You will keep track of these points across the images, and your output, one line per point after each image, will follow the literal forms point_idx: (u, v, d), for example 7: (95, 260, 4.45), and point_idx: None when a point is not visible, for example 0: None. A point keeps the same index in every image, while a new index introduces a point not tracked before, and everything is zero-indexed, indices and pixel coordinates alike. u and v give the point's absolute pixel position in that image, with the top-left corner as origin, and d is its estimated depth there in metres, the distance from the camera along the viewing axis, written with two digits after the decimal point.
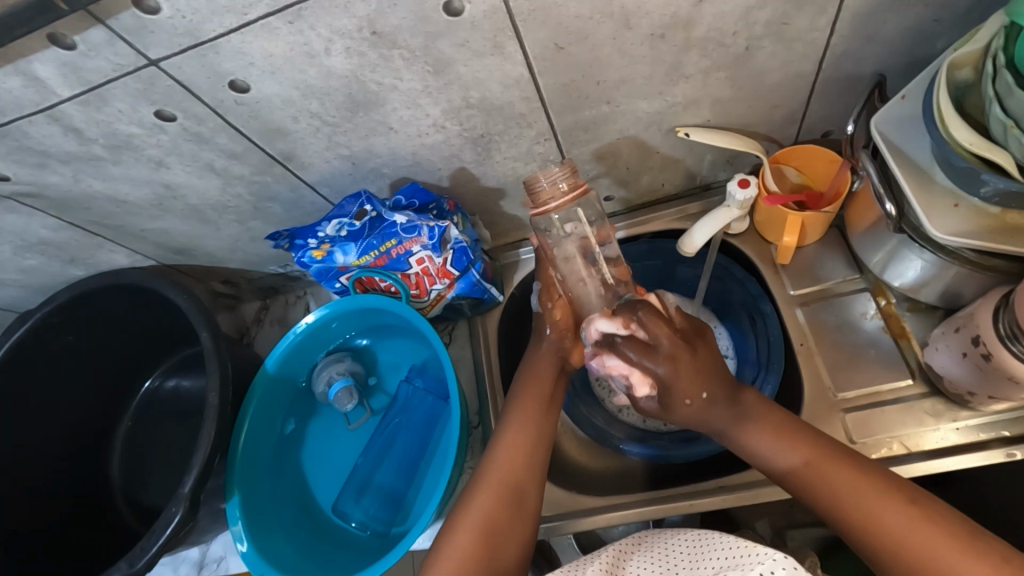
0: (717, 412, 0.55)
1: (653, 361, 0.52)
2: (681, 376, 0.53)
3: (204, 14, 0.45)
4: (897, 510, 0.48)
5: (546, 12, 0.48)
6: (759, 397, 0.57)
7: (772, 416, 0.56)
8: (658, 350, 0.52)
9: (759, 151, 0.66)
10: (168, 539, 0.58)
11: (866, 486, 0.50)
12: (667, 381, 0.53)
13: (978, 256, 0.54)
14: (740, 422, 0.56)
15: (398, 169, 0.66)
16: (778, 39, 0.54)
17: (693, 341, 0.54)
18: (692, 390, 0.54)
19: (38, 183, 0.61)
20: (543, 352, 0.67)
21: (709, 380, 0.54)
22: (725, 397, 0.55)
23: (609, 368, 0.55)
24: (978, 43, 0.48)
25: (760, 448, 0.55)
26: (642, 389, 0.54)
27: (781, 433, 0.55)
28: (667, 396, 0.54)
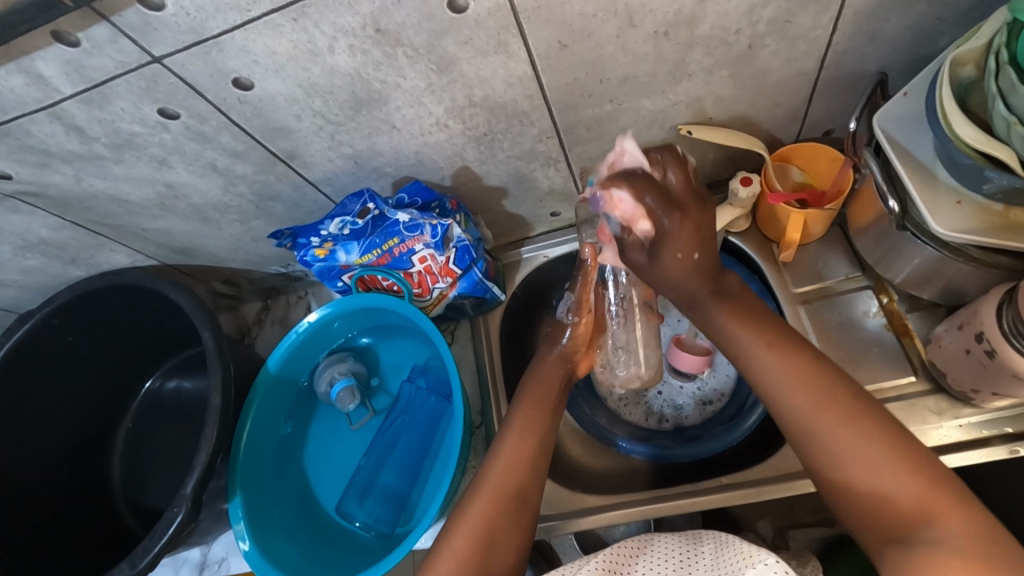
0: (697, 279, 0.57)
1: (664, 207, 0.52)
2: (683, 229, 0.53)
3: (208, 11, 0.44)
4: (878, 458, 0.46)
5: (551, 10, 0.48)
6: (742, 282, 0.60)
7: (747, 304, 0.58)
8: (671, 197, 0.52)
9: (762, 150, 0.66)
10: (170, 539, 0.57)
11: (851, 428, 0.48)
12: (666, 232, 0.53)
13: (983, 253, 0.54)
14: (717, 298, 0.58)
15: (400, 168, 0.66)
16: (781, 37, 0.54)
17: (701, 203, 0.54)
18: (685, 247, 0.54)
19: (40, 182, 0.60)
20: (549, 362, 0.68)
21: (705, 245, 0.55)
22: (709, 270, 0.57)
23: (613, 201, 0.53)
24: (982, 40, 0.48)
25: (724, 324, 0.57)
26: (641, 226, 0.53)
27: (750, 319, 0.56)
28: (660, 246, 0.54)
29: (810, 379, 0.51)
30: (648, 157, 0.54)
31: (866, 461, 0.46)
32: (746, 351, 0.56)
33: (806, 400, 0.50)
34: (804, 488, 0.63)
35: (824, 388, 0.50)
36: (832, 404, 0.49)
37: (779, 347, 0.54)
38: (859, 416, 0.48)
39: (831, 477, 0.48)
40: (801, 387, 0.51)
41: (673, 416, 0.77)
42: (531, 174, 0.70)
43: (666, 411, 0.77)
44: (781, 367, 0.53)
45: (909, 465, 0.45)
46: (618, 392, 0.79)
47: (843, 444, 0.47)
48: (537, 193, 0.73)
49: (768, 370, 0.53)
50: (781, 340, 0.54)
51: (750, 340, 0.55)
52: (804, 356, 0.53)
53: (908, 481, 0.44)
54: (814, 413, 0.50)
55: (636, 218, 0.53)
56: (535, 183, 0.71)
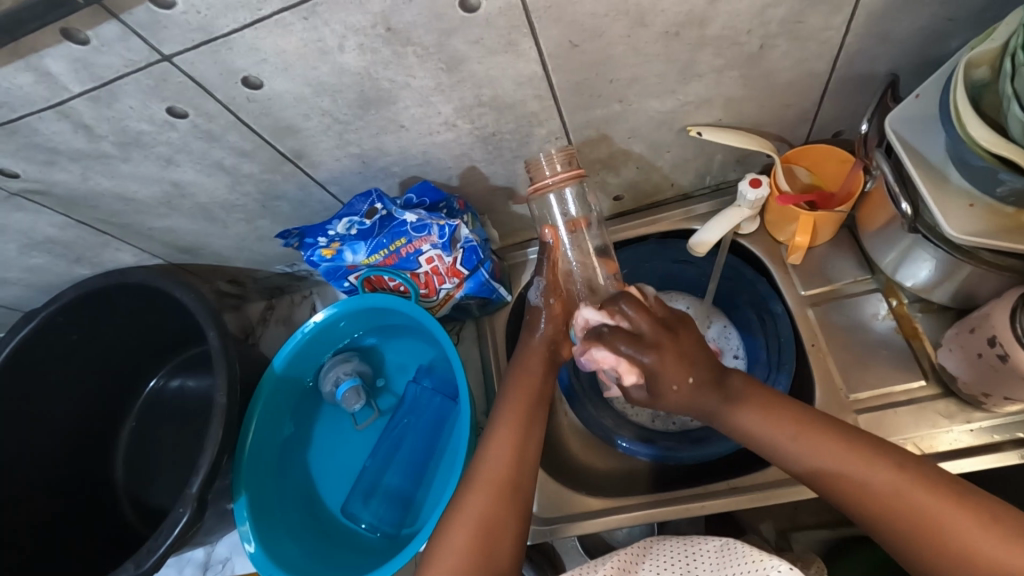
0: (705, 395, 0.56)
1: (639, 351, 0.54)
2: (668, 364, 0.54)
3: (218, 10, 0.44)
4: (951, 521, 0.44)
5: (562, 9, 0.48)
6: (748, 379, 0.58)
7: (758, 394, 0.56)
8: (642, 340, 0.54)
9: (771, 151, 0.66)
10: (177, 539, 0.57)
11: (913, 493, 0.46)
12: (654, 372, 0.54)
13: (995, 256, 0.54)
14: (732, 403, 0.56)
15: (407, 168, 0.65)
16: (794, 37, 0.54)
17: (675, 328, 0.55)
18: (679, 376, 0.54)
19: (46, 180, 0.60)
20: (532, 348, 0.67)
21: (696, 365, 0.55)
22: (712, 381, 0.56)
23: (597, 360, 0.56)
24: (997, 41, 0.48)
25: (748, 426, 0.55)
26: (629, 378, 0.55)
27: (769, 411, 0.55)
28: (655, 382, 0.55)
29: (854, 458, 0.49)
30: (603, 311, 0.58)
31: (942, 526, 0.45)
32: (778, 450, 0.53)
33: (861, 476, 0.48)
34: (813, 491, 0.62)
35: (868, 460, 0.49)
36: (882, 473, 0.48)
37: (809, 432, 0.52)
38: (912, 478, 0.47)
39: (908, 553, 0.46)
40: (847, 468, 0.49)
41: (681, 418, 0.76)
42: None
43: (674, 413, 0.77)
44: (820, 454, 0.51)
45: (977, 519, 0.44)
46: None
47: (915, 510, 0.46)
48: None
49: (808, 455, 0.51)
50: (807, 426, 0.53)
51: (777, 437, 0.53)
52: (834, 434, 0.51)
53: (998, 543, 0.43)
54: (868, 476, 0.48)
55: (621, 372, 0.55)
56: None
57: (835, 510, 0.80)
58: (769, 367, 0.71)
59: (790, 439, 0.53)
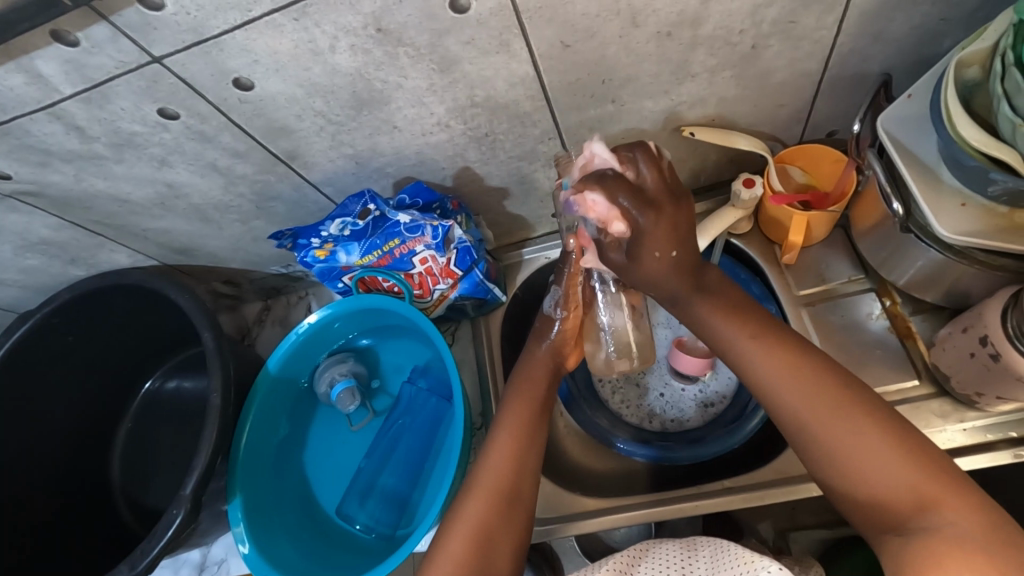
0: (678, 277, 0.54)
1: (638, 204, 0.49)
2: (659, 227, 0.50)
3: (209, 11, 0.44)
4: (876, 449, 0.45)
5: (553, 9, 0.48)
6: (722, 276, 0.57)
7: (731, 296, 0.56)
8: (645, 195, 0.49)
9: (765, 151, 0.66)
10: (170, 541, 0.57)
11: (847, 417, 0.47)
12: (642, 231, 0.50)
13: (988, 257, 0.54)
14: (700, 294, 0.56)
15: (401, 168, 0.66)
16: (785, 37, 0.54)
17: (677, 199, 0.51)
18: (664, 245, 0.51)
19: (39, 181, 0.60)
20: (538, 357, 0.66)
21: (681, 240, 0.52)
22: (690, 264, 0.54)
23: (587, 203, 0.50)
24: (987, 41, 0.48)
25: (706, 318, 0.56)
26: (616, 228, 0.50)
27: (735, 313, 0.55)
28: (638, 243, 0.51)
29: (794, 367, 0.51)
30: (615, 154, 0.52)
31: (866, 451, 0.45)
32: (729, 344, 0.54)
33: (791, 383, 0.50)
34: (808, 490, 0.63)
35: (817, 383, 0.49)
36: (824, 395, 0.48)
37: (764, 339, 0.53)
38: (854, 407, 0.47)
39: (830, 469, 0.47)
40: (785, 373, 0.51)
41: (677, 418, 0.76)
42: (533, 175, 0.69)
43: (670, 413, 0.77)
44: (759, 355, 0.52)
45: (905, 453, 0.44)
46: (620, 392, 0.79)
47: (840, 432, 0.47)
48: (538, 193, 0.73)
49: (756, 363, 0.52)
50: (764, 330, 0.53)
51: (732, 332, 0.54)
52: (789, 351, 0.52)
53: (902, 466, 0.44)
54: (825, 419, 0.47)
55: (611, 219, 0.50)
56: (536, 184, 0.71)
57: (835, 509, 0.80)
58: None
59: (746, 337, 0.53)
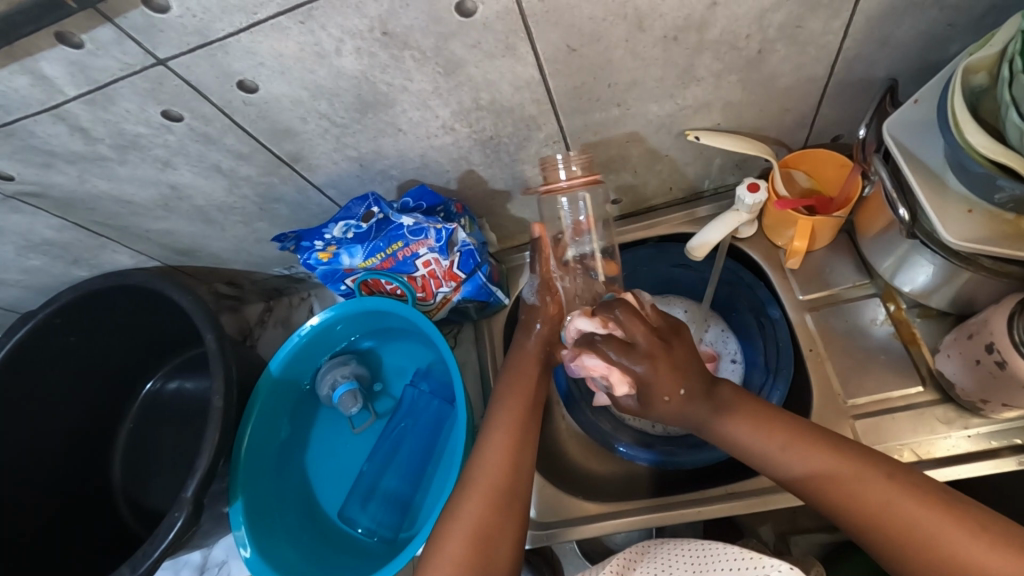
0: (696, 407, 0.56)
1: (631, 359, 0.54)
2: (659, 373, 0.54)
3: (214, 13, 0.44)
4: (937, 529, 0.43)
5: (560, 13, 0.48)
6: (736, 388, 0.58)
7: (750, 407, 0.55)
8: (635, 350, 0.54)
9: (770, 155, 0.66)
10: (171, 543, 0.57)
11: (900, 501, 0.45)
12: (647, 379, 0.54)
13: (994, 263, 0.54)
14: (720, 413, 0.56)
15: (405, 171, 0.65)
16: (792, 42, 0.54)
17: (670, 340, 0.55)
18: (670, 387, 0.54)
19: (42, 182, 0.60)
20: (526, 350, 0.66)
21: (686, 376, 0.55)
22: (702, 392, 0.56)
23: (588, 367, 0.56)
24: (995, 48, 0.48)
25: (736, 435, 0.55)
26: (621, 387, 0.55)
27: (758, 420, 0.54)
28: (646, 392, 0.55)
29: (840, 465, 0.49)
30: (597, 319, 0.58)
31: (927, 535, 0.43)
32: (766, 460, 0.53)
33: (844, 485, 0.48)
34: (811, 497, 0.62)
35: (858, 472, 0.48)
36: (869, 480, 0.47)
37: (795, 435, 0.52)
38: (905, 493, 0.46)
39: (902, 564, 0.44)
40: (832, 477, 0.49)
41: None
42: (537, 178, 0.69)
43: None
44: (804, 464, 0.50)
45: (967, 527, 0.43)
46: None
47: (899, 518, 0.45)
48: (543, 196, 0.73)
49: (797, 464, 0.51)
50: (793, 436, 0.52)
51: (765, 447, 0.53)
52: (821, 444, 0.51)
53: (977, 545, 0.42)
54: (887, 513, 0.45)
55: (614, 378, 0.55)
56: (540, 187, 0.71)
57: None
58: (767, 372, 0.71)
59: (777, 449, 0.52)
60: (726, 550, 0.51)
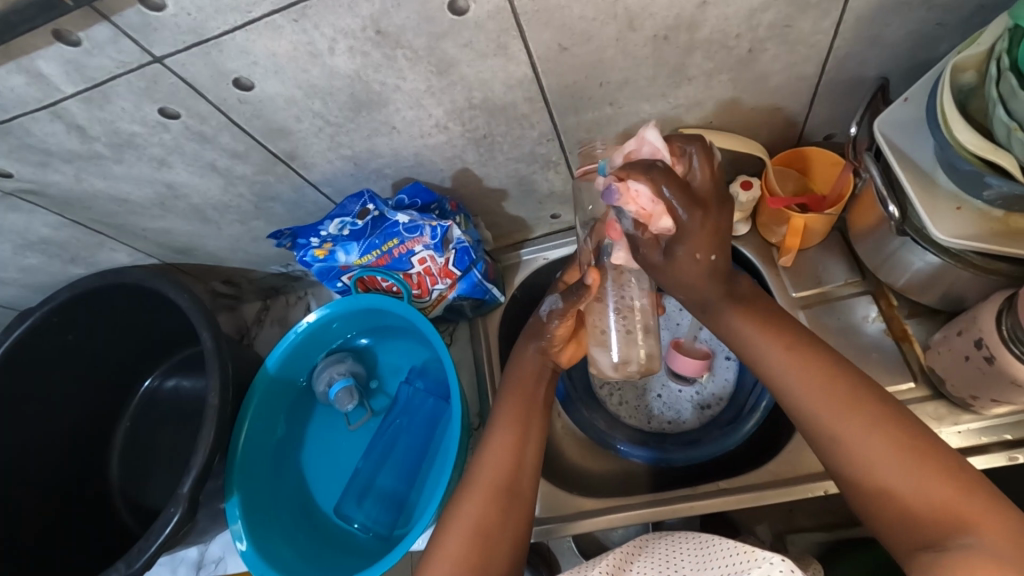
0: (711, 284, 0.54)
1: (687, 199, 0.47)
2: (703, 230, 0.49)
3: (208, 12, 0.44)
4: (902, 470, 0.45)
5: (551, 13, 0.48)
6: (752, 285, 0.58)
7: (761, 306, 0.57)
8: (694, 193, 0.48)
9: (763, 153, 0.66)
10: (167, 538, 0.58)
11: (876, 436, 0.46)
12: (687, 228, 0.49)
13: (982, 260, 0.54)
14: (734, 304, 0.56)
15: (400, 170, 0.66)
16: (783, 41, 0.54)
17: (725, 201, 0.50)
18: (704, 249, 0.51)
19: (40, 181, 0.60)
20: (526, 356, 0.65)
21: (721, 246, 0.52)
22: (724, 272, 0.54)
23: (628, 194, 0.47)
24: (983, 46, 0.48)
25: (743, 328, 0.56)
26: (659, 223, 0.48)
27: (767, 323, 0.55)
28: (681, 241, 0.50)
29: (836, 383, 0.50)
30: (667, 147, 0.50)
31: (888, 472, 0.45)
32: (765, 358, 0.54)
33: (830, 407, 0.49)
34: (803, 493, 0.63)
35: (849, 397, 0.49)
36: (858, 412, 0.48)
37: (800, 352, 0.53)
38: (891, 427, 0.47)
39: (858, 493, 0.47)
40: (822, 393, 0.50)
41: (674, 419, 0.76)
42: (532, 176, 0.70)
43: (667, 414, 0.77)
44: (798, 373, 0.52)
45: (939, 472, 0.44)
46: (618, 394, 0.79)
47: (867, 451, 0.46)
48: (537, 195, 0.73)
49: (792, 379, 0.52)
50: (801, 344, 0.53)
51: (769, 345, 0.54)
52: (825, 357, 0.52)
53: (943, 488, 0.43)
54: (861, 441, 0.47)
55: (654, 214, 0.48)
56: (535, 186, 0.71)
57: (834, 511, 0.80)
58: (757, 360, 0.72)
59: (782, 349, 0.53)
60: (725, 544, 0.51)
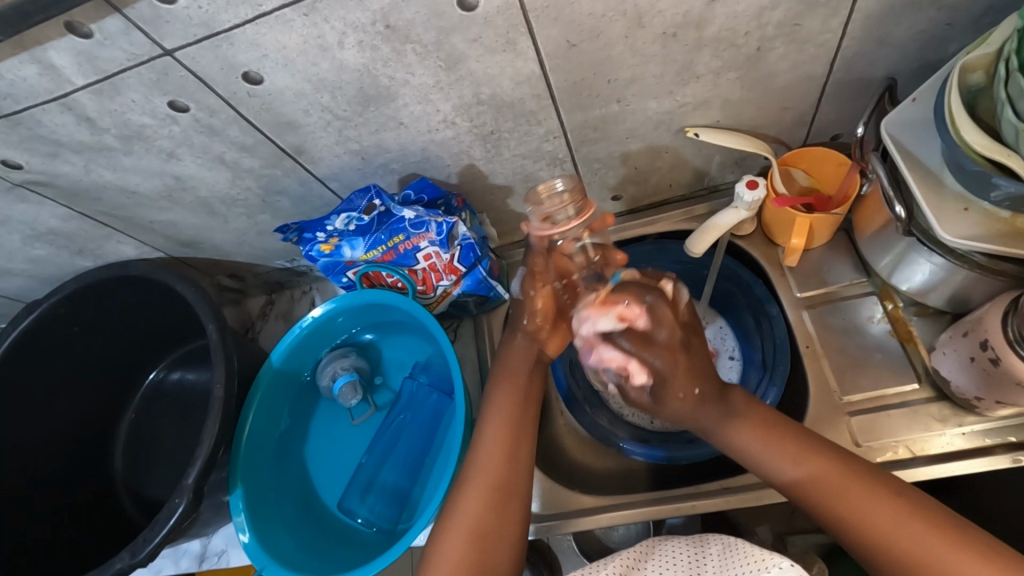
0: (706, 410, 0.55)
1: (650, 356, 0.51)
2: (677, 369, 0.52)
3: (219, 5, 0.45)
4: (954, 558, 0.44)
5: (560, 9, 0.48)
6: (748, 397, 0.58)
7: (760, 416, 0.56)
8: (654, 345, 0.51)
9: (767, 152, 0.66)
10: (171, 530, 0.58)
11: (911, 524, 0.46)
12: (664, 375, 0.52)
13: (989, 260, 0.54)
14: (731, 421, 0.56)
15: (407, 164, 0.66)
16: (790, 40, 0.54)
17: (688, 339, 0.54)
18: (685, 385, 0.53)
19: (50, 172, 0.61)
20: (515, 345, 0.66)
21: (702, 377, 0.54)
22: (714, 396, 0.55)
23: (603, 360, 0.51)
24: (992, 47, 0.49)
25: (746, 446, 0.55)
26: (639, 379, 0.51)
27: (769, 431, 0.55)
28: (661, 388, 0.53)
29: (855, 484, 0.49)
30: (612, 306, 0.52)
31: (929, 555, 0.45)
32: (776, 471, 0.53)
33: (855, 501, 0.49)
34: None
35: (870, 488, 0.49)
36: (881, 503, 0.48)
37: (807, 453, 0.52)
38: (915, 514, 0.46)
39: (873, 557, 0.47)
40: (845, 496, 0.49)
41: None
42: (537, 173, 0.70)
43: None
44: (815, 481, 0.51)
45: (979, 552, 0.44)
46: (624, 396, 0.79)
47: (900, 538, 0.46)
48: None
49: (807, 482, 0.51)
50: (808, 450, 0.52)
51: (777, 461, 0.53)
52: (831, 458, 0.51)
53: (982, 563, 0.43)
54: (893, 533, 0.46)
55: (630, 372, 0.51)
56: (540, 183, 0.72)
57: None
58: (763, 369, 0.71)
59: (791, 462, 0.52)
60: (742, 547, 0.51)
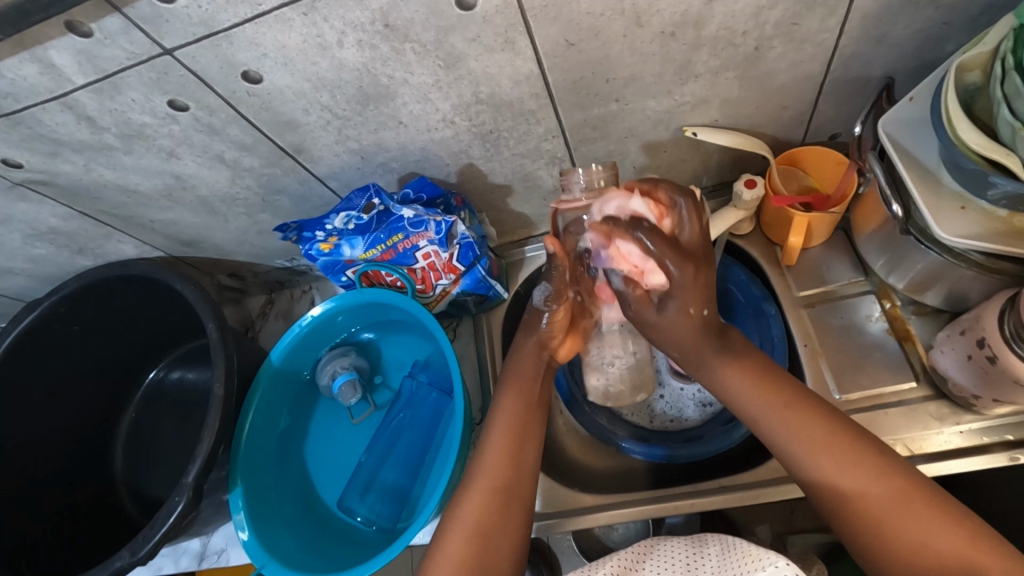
0: (705, 338, 0.54)
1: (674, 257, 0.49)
2: (693, 283, 0.50)
3: (219, 4, 0.45)
4: (916, 521, 0.44)
5: (558, 8, 0.48)
6: (746, 341, 0.57)
7: (754, 362, 0.55)
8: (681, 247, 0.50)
9: (765, 151, 0.66)
10: (170, 528, 0.58)
11: (884, 486, 0.46)
12: (678, 283, 0.50)
13: (986, 260, 0.54)
14: (724, 357, 0.55)
15: (406, 164, 0.66)
16: (788, 39, 0.54)
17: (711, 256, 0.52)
18: (695, 302, 0.52)
19: (50, 171, 0.61)
20: (525, 350, 0.65)
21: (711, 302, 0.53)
22: (715, 327, 0.54)
23: (620, 254, 0.52)
24: (988, 46, 0.49)
25: (736, 384, 0.55)
26: (651, 279, 0.52)
27: (762, 378, 0.54)
28: (671, 297, 0.51)
29: (836, 442, 0.49)
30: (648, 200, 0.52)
31: (893, 517, 0.45)
32: (760, 415, 0.53)
33: (829, 457, 0.49)
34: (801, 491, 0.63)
35: (850, 448, 0.49)
36: (858, 464, 0.48)
37: (798, 409, 0.52)
38: (888, 478, 0.47)
39: (838, 512, 0.48)
40: (823, 451, 0.49)
41: (676, 417, 0.77)
42: (536, 173, 0.70)
43: (669, 413, 0.77)
44: (797, 429, 0.51)
45: (946, 518, 0.44)
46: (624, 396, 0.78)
47: (868, 496, 0.46)
48: (542, 192, 0.74)
49: (787, 431, 0.51)
50: (797, 401, 0.52)
51: (765, 407, 0.53)
52: (819, 414, 0.51)
53: (945, 528, 0.44)
54: (863, 491, 0.47)
55: (647, 264, 0.51)
56: (539, 182, 0.72)
57: None
58: None
59: (778, 407, 0.53)
60: (743, 547, 0.51)
